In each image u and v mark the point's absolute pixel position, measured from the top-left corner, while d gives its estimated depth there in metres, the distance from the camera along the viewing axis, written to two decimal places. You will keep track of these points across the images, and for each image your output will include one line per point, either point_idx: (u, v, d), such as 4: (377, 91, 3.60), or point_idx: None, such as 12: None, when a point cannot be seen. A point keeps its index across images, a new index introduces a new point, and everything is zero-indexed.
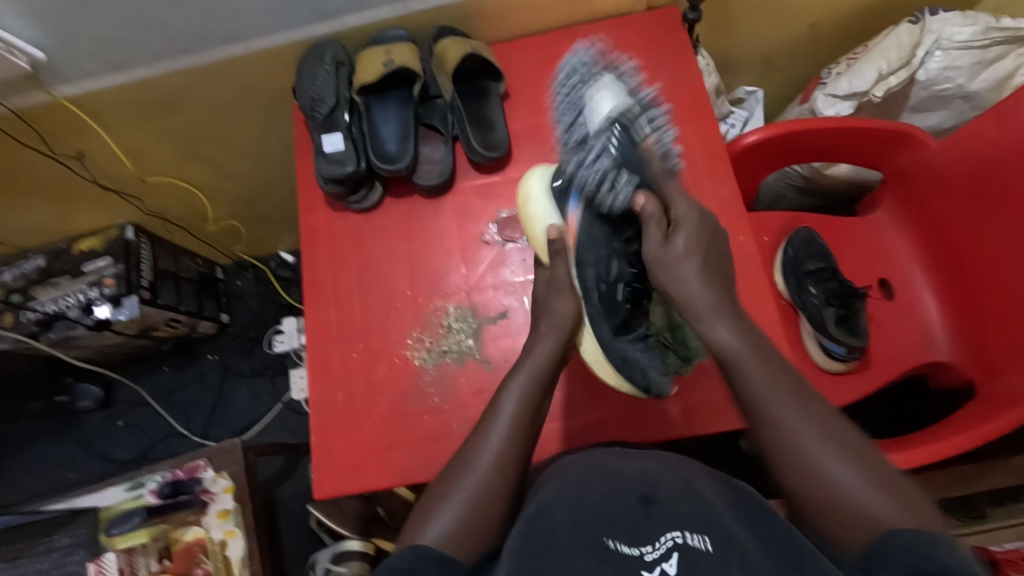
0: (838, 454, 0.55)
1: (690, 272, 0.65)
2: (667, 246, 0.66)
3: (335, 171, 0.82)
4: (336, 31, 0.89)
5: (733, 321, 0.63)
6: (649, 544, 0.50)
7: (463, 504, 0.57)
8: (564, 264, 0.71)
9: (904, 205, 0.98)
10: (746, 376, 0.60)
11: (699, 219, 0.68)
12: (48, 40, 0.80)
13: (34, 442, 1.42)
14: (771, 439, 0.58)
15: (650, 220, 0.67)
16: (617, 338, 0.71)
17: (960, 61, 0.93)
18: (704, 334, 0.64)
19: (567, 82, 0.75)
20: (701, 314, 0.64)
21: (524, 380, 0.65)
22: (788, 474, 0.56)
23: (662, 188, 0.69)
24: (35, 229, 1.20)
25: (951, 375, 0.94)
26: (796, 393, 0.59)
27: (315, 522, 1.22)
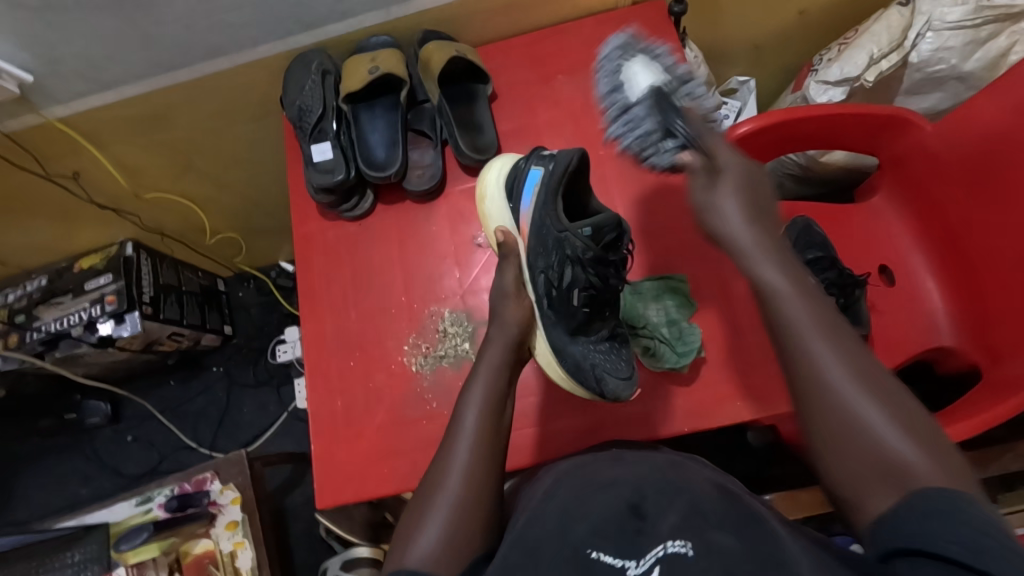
0: (872, 401, 0.49)
1: (731, 213, 0.58)
2: (708, 191, 0.60)
3: (325, 180, 0.82)
4: (321, 40, 0.89)
5: (782, 261, 0.56)
6: (634, 559, 0.50)
7: (444, 523, 0.56)
8: (515, 269, 0.75)
9: (901, 190, 0.97)
10: (788, 307, 0.54)
11: (743, 166, 0.60)
12: (35, 61, 0.81)
13: (46, 460, 1.43)
14: (804, 385, 0.51)
15: (692, 172, 0.62)
16: (573, 341, 0.73)
17: (953, 41, 0.91)
18: (749, 274, 0.56)
19: (606, 65, 0.78)
20: (748, 253, 0.56)
21: (485, 387, 0.66)
22: (812, 415, 0.51)
23: (705, 140, 0.62)
24: (37, 249, 1.22)
25: (955, 360, 0.93)
26: (840, 339, 0.52)
27: (324, 530, 1.22)
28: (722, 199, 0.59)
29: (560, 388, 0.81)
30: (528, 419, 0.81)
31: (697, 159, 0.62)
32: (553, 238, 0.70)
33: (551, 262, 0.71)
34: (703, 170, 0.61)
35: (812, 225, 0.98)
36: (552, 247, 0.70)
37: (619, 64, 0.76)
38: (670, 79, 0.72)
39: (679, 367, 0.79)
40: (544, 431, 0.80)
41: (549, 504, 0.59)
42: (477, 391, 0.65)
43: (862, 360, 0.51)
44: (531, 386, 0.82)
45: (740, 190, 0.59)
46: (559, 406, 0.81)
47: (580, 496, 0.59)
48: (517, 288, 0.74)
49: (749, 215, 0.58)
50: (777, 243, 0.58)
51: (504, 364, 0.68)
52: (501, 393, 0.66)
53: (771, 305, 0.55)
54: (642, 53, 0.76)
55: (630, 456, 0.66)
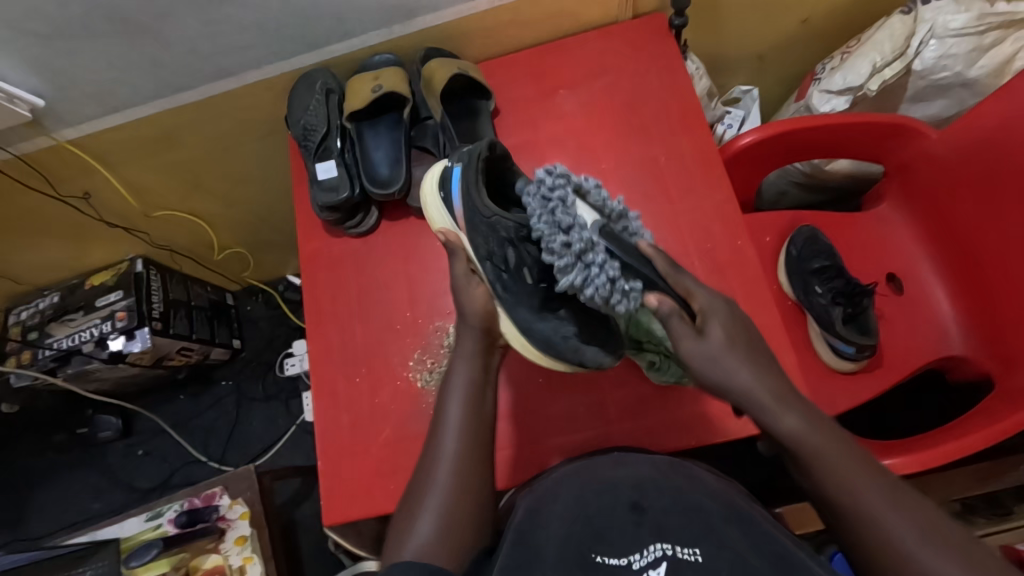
0: (939, 555, 0.49)
1: (741, 367, 0.57)
2: (706, 340, 0.58)
3: (330, 198, 0.83)
4: (325, 60, 0.90)
5: (801, 409, 0.57)
6: (636, 553, 0.53)
7: (436, 517, 0.57)
8: (465, 257, 0.71)
9: (908, 199, 0.96)
10: (829, 470, 0.55)
11: (724, 307, 0.60)
12: (46, 86, 0.82)
13: (59, 475, 1.45)
14: (874, 540, 0.52)
15: (672, 320, 0.59)
16: (538, 318, 0.69)
17: (956, 49, 0.91)
18: (768, 426, 0.57)
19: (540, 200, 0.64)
20: (765, 406, 0.57)
21: (467, 376, 0.65)
22: (876, 571, 0.52)
23: (678, 282, 0.61)
24: (49, 267, 1.24)
25: (968, 369, 0.91)
26: (890, 489, 0.53)
27: (333, 544, 1.22)
28: (722, 347, 0.57)
29: (566, 402, 0.81)
30: (534, 434, 0.80)
31: (671, 303, 0.60)
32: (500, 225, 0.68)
33: (492, 247, 0.69)
34: (683, 316, 0.60)
35: (817, 234, 0.97)
36: (486, 230, 0.68)
37: (564, 199, 0.63)
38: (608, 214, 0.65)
39: (685, 381, 0.77)
40: (551, 446, 0.80)
41: (547, 503, 0.59)
42: (461, 379, 0.65)
43: (908, 501, 0.53)
44: (537, 400, 0.82)
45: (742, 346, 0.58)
46: (565, 421, 0.81)
47: (579, 495, 0.59)
48: (469, 276, 0.70)
49: (759, 371, 0.58)
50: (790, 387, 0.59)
51: (479, 352, 0.67)
52: (484, 382, 0.66)
53: (808, 466, 0.56)
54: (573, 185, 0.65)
55: (629, 454, 0.64)
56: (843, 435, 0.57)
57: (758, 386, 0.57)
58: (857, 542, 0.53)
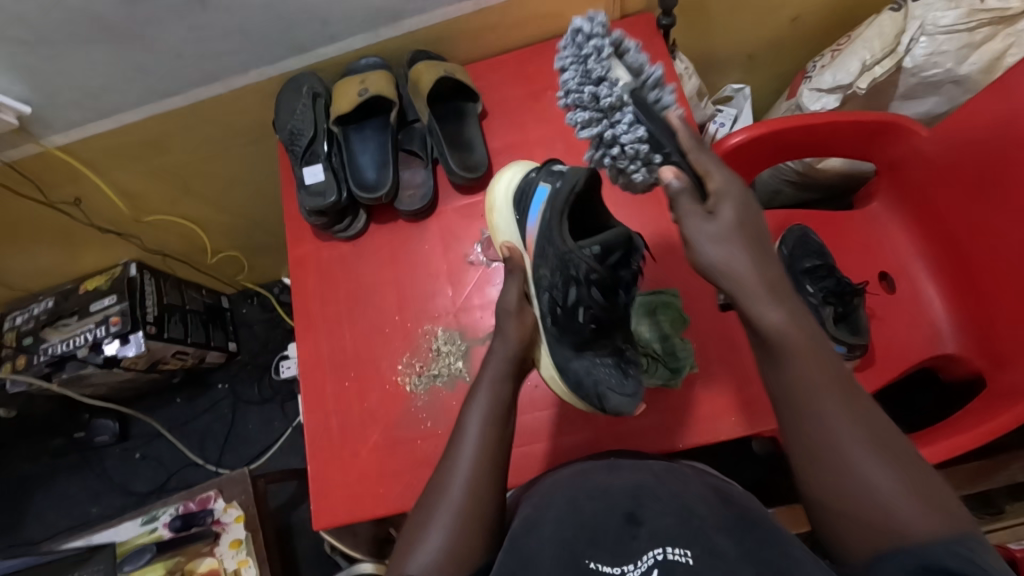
0: (877, 462, 0.51)
1: (735, 245, 0.55)
2: (715, 219, 0.55)
3: (317, 202, 0.83)
4: (312, 63, 0.90)
5: (786, 303, 0.55)
6: (631, 563, 0.52)
7: (444, 535, 0.57)
8: (519, 283, 0.71)
9: (900, 197, 0.96)
10: (800, 364, 0.54)
11: (739, 192, 0.56)
12: (32, 93, 0.82)
13: (57, 479, 1.45)
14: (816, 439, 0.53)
15: (680, 198, 0.56)
16: (576, 358, 0.71)
17: (947, 46, 0.90)
18: (753, 318, 0.54)
19: (579, 49, 0.62)
20: (748, 295, 0.54)
21: (489, 400, 0.64)
22: (814, 469, 0.53)
23: (696, 161, 0.57)
24: (43, 272, 1.24)
25: (961, 367, 0.90)
26: (848, 405, 0.53)
27: (329, 546, 1.22)
28: (733, 225, 0.55)
29: (555, 406, 0.81)
30: (523, 437, 0.80)
31: (687, 181, 0.55)
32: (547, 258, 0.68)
33: (556, 281, 0.67)
34: (695, 199, 0.55)
35: (808, 232, 0.97)
36: (557, 264, 0.66)
37: (600, 47, 0.60)
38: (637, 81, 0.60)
39: (671, 383, 0.78)
40: (540, 449, 0.80)
41: (545, 510, 0.59)
42: (481, 400, 0.64)
43: (859, 411, 0.53)
44: (526, 403, 0.81)
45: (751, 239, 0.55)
46: (553, 425, 0.80)
47: (573, 503, 0.59)
48: (520, 306, 0.70)
49: (760, 262, 0.55)
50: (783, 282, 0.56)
51: (506, 377, 0.66)
52: (508, 405, 0.65)
53: (779, 358, 0.55)
54: (609, 41, 0.61)
55: (626, 460, 0.65)
56: (818, 338, 0.56)
57: (748, 262, 0.54)
58: (805, 440, 0.53)
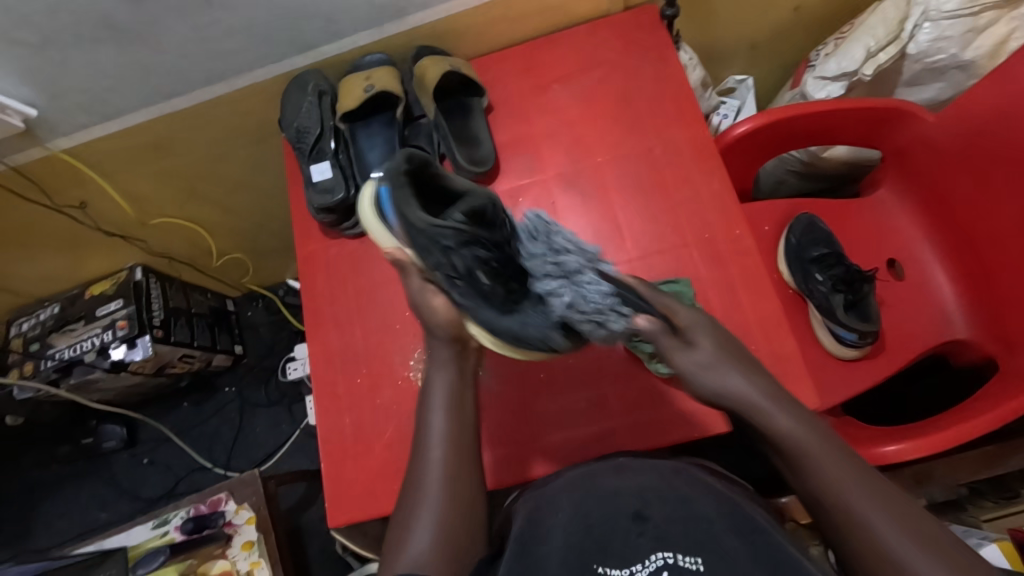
0: (920, 548, 0.51)
1: (734, 380, 0.63)
2: (695, 353, 0.64)
3: (325, 200, 0.84)
4: (317, 61, 0.90)
5: (795, 410, 0.62)
6: (638, 564, 0.53)
7: (434, 529, 0.58)
8: (416, 275, 0.68)
9: (906, 183, 0.96)
10: (817, 463, 0.58)
11: (702, 319, 0.66)
12: (39, 96, 0.83)
13: (66, 485, 1.45)
14: (839, 522, 0.55)
15: (661, 337, 0.65)
16: (503, 315, 0.65)
17: (951, 31, 0.90)
18: (766, 426, 0.61)
19: (528, 232, 0.67)
20: (759, 406, 0.62)
21: (451, 373, 0.67)
22: (856, 561, 0.54)
23: (661, 302, 0.65)
24: (49, 278, 1.23)
25: (970, 352, 0.91)
26: (874, 487, 0.55)
27: (341, 546, 1.22)
28: (710, 359, 0.64)
29: (567, 399, 0.81)
30: (534, 430, 0.80)
31: (659, 322, 0.65)
32: (439, 234, 0.61)
33: (437, 258, 0.63)
34: (668, 332, 0.65)
35: (815, 220, 0.97)
36: (427, 244, 0.62)
37: (550, 232, 0.67)
38: (589, 256, 0.66)
39: None
40: (553, 442, 0.79)
41: (551, 510, 0.60)
42: (441, 383, 0.66)
43: (889, 497, 0.55)
44: (538, 396, 0.81)
45: (744, 372, 0.64)
46: (565, 417, 0.80)
47: (580, 507, 0.59)
48: (424, 287, 0.68)
49: (755, 380, 0.63)
50: (783, 391, 0.63)
51: (450, 359, 0.67)
52: (466, 372, 0.68)
53: (800, 461, 0.59)
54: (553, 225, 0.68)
55: (633, 460, 0.63)
56: (837, 442, 0.60)
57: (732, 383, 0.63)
58: (855, 537, 0.54)
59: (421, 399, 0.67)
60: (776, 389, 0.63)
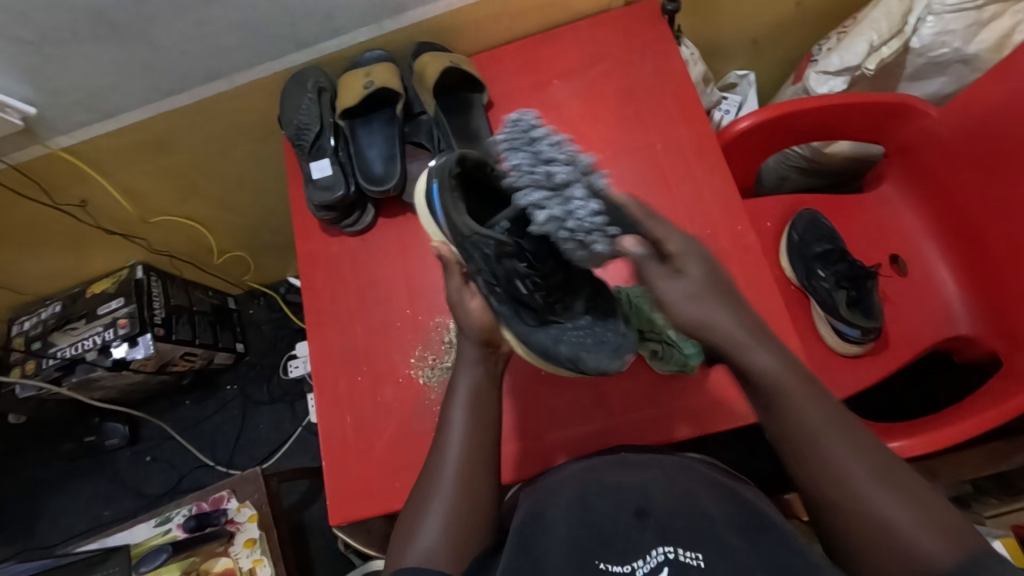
0: (893, 499, 0.50)
1: (718, 310, 0.58)
2: (694, 294, 0.58)
3: (324, 197, 0.83)
4: (316, 58, 0.89)
5: (775, 347, 0.58)
6: (640, 559, 0.52)
7: (443, 525, 0.57)
8: (456, 277, 0.68)
9: (909, 178, 0.95)
10: (795, 405, 0.55)
11: (691, 246, 0.60)
12: (38, 94, 0.82)
13: (69, 483, 1.45)
14: (814, 471, 0.53)
15: (648, 266, 0.59)
16: (538, 327, 0.63)
17: (955, 24, 0.89)
18: (747, 363, 0.57)
19: (512, 136, 0.62)
20: (741, 343, 0.58)
21: (479, 374, 0.65)
22: (830, 513, 0.52)
23: (649, 228, 0.59)
24: (50, 277, 1.23)
25: (974, 349, 0.90)
26: (850, 435, 0.54)
27: (343, 543, 1.22)
28: (698, 291, 0.58)
29: (568, 396, 0.80)
30: (535, 427, 0.80)
31: (645, 247, 0.58)
32: (479, 242, 0.61)
33: (479, 263, 0.63)
34: (656, 257, 0.59)
35: (818, 217, 0.96)
36: (471, 247, 0.62)
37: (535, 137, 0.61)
38: (578, 167, 0.58)
39: (688, 369, 0.76)
40: (554, 439, 0.79)
41: (551, 504, 0.60)
42: (466, 384, 0.65)
43: (864, 445, 0.53)
44: (539, 393, 0.81)
45: (722, 302, 0.59)
46: (567, 414, 0.80)
47: (581, 502, 0.59)
48: (461, 289, 0.67)
49: (742, 316, 0.59)
50: (762, 327, 0.60)
51: (481, 359, 0.66)
52: (495, 374, 0.66)
53: (775, 399, 0.56)
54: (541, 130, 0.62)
55: (636, 455, 0.64)
56: (813, 381, 0.57)
57: (720, 317, 0.58)
58: (830, 478, 0.53)
59: (444, 398, 0.66)
60: (756, 324, 0.59)
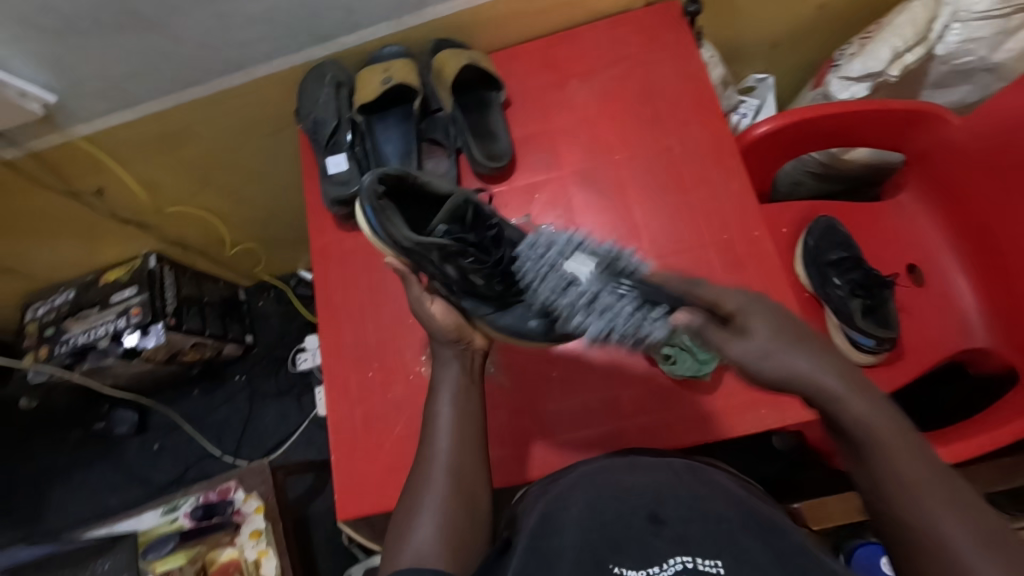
0: (977, 546, 0.43)
1: (799, 360, 0.52)
2: (747, 336, 0.53)
3: (340, 192, 0.85)
4: (335, 52, 0.89)
5: (868, 393, 0.51)
6: (657, 566, 0.50)
7: (437, 524, 0.56)
8: (417, 289, 0.68)
9: (930, 187, 0.94)
10: (885, 449, 0.49)
11: (756, 301, 0.55)
12: (58, 82, 0.83)
13: (77, 469, 1.46)
14: (892, 512, 0.47)
15: (705, 330, 0.55)
16: (500, 314, 0.70)
17: (981, 32, 0.88)
18: (834, 411, 0.51)
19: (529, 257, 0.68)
20: (831, 394, 0.51)
21: (456, 370, 0.67)
22: (906, 559, 0.45)
23: (698, 294, 0.57)
24: (64, 264, 1.24)
25: (991, 362, 0.89)
26: (942, 479, 0.46)
27: (347, 537, 1.23)
28: (770, 344, 0.52)
29: (578, 399, 0.80)
30: (544, 428, 0.79)
31: (700, 316, 0.56)
32: (426, 251, 0.65)
33: (432, 269, 0.66)
34: (713, 318, 0.56)
35: (835, 224, 0.95)
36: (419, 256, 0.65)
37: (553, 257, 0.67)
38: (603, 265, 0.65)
39: (700, 375, 0.77)
40: (562, 441, 0.79)
41: (564, 506, 0.59)
42: (447, 380, 0.66)
43: (954, 493, 0.46)
44: (550, 394, 0.81)
45: (788, 342, 0.53)
46: (576, 416, 0.79)
47: (593, 504, 0.58)
48: (424, 295, 0.68)
49: (826, 361, 0.52)
50: (856, 373, 0.53)
51: (455, 356, 0.68)
52: (472, 370, 0.68)
53: (863, 441, 0.50)
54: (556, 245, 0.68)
55: (645, 459, 0.65)
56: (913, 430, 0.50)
57: (803, 365, 0.52)
58: (896, 512, 0.47)
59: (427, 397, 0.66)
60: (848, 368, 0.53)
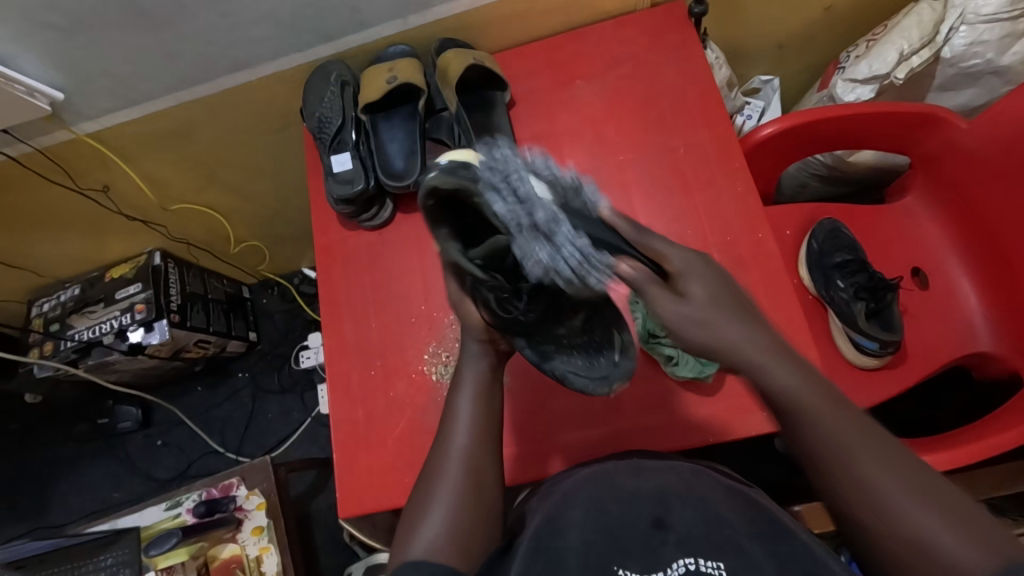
0: (928, 509, 0.48)
1: (734, 329, 0.55)
2: (687, 300, 0.56)
3: (345, 190, 0.84)
4: (340, 51, 0.90)
5: (793, 363, 0.55)
6: (661, 571, 0.52)
7: (449, 517, 0.56)
8: (455, 284, 0.63)
9: (936, 189, 0.93)
10: (815, 427, 0.53)
11: (695, 263, 0.58)
12: (65, 80, 0.83)
13: (81, 463, 1.47)
14: (848, 495, 0.51)
15: (650, 283, 0.56)
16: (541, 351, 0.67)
17: (988, 35, 0.87)
18: (760, 382, 0.55)
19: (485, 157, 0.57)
20: (760, 362, 0.55)
21: (481, 368, 0.65)
22: (866, 531, 0.51)
23: (645, 243, 0.57)
24: (70, 260, 1.25)
25: (994, 367, 0.89)
26: (885, 450, 0.51)
27: (348, 535, 1.23)
28: (703, 300, 0.56)
29: (580, 399, 0.80)
30: (546, 429, 0.79)
31: (644, 268, 0.56)
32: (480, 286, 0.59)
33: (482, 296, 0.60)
34: (657, 280, 0.56)
35: (839, 227, 0.95)
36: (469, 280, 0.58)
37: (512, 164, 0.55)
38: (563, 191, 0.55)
39: (703, 376, 0.76)
40: (564, 441, 0.79)
41: (567, 508, 0.59)
42: (470, 376, 0.64)
43: (896, 458, 0.51)
44: (552, 395, 0.81)
45: (713, 298, 0.56)
46: (578, 417, 0.79)
47: (596, 507, 0.59)
48: (461, 295, 0.63)
49: (753, 332, 0.56)
50: (784, 344, 0.57)
51: (483, 354, 0.66)
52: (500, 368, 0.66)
53: (799, 419, 0.54)
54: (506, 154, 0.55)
55: (651, 460, 0.63)
56: (840, 395, 0.54)
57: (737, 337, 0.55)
58: (850, 498, 0.51)
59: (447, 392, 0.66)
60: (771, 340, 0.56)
